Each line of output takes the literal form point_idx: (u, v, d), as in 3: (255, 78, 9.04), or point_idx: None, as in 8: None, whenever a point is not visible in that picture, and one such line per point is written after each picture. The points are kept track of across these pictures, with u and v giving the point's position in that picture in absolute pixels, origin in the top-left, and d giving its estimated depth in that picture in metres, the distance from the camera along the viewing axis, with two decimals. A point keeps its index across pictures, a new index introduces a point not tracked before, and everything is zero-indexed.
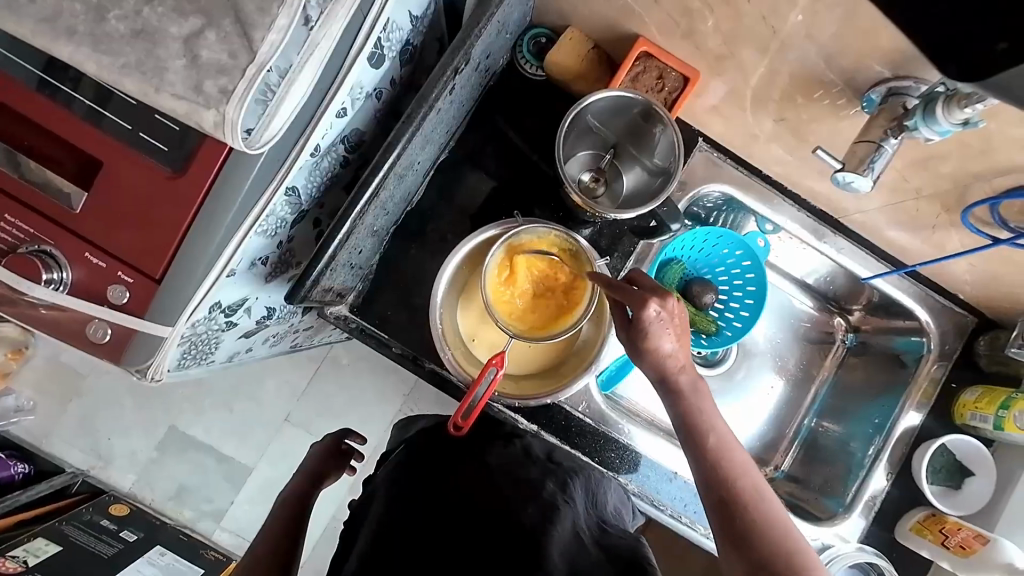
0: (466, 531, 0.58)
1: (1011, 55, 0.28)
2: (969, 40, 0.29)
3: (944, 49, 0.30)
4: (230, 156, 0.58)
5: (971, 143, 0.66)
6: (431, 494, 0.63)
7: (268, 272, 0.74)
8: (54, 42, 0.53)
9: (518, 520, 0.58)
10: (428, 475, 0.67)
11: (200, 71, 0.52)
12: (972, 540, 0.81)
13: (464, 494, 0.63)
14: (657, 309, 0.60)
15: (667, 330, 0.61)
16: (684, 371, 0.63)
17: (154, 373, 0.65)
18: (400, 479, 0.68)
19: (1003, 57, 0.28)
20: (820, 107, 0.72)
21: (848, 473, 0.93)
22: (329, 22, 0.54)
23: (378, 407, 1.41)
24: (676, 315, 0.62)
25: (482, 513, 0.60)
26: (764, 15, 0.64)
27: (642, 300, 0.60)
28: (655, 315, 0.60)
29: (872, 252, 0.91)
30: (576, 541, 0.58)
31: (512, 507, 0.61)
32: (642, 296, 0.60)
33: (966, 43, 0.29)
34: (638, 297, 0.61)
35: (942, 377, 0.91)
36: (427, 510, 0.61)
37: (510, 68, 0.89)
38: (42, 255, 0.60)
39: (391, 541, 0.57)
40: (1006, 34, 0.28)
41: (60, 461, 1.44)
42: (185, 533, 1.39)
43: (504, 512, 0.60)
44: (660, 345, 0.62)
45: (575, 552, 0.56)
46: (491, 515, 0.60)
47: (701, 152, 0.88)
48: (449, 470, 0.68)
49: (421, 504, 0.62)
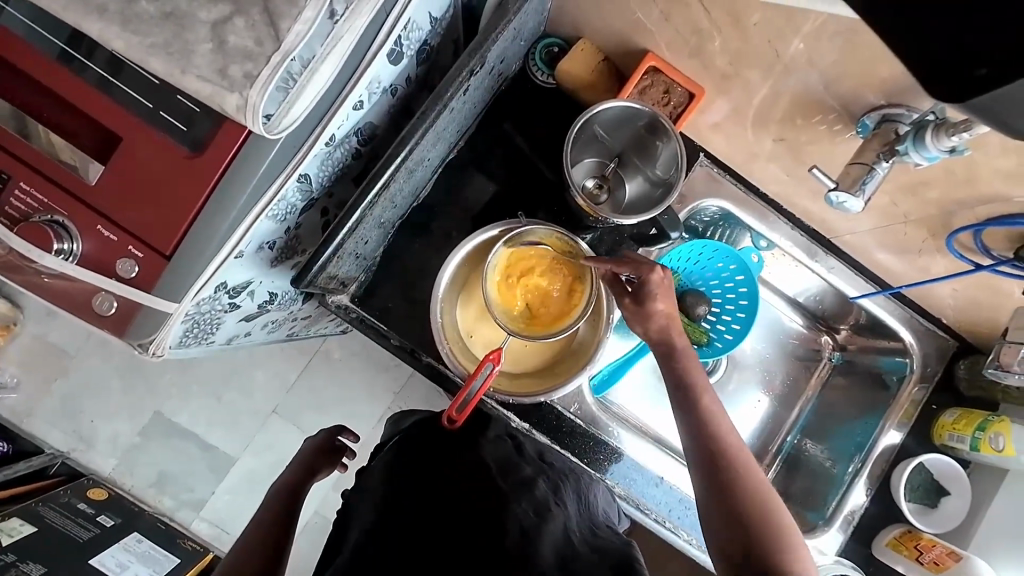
0: (462, 519, 0.59)
1: (989, 80, 0.29)
2: (958, 55, 0.29)
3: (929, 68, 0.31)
4: (248, 139, 0.60)
5: (957, 171, 0.69)
6: (427, 485, 0.65)
7: (274, 257, 0.75)
8: (84, 19, 0.55)
9: (512, 511, 0.60)
10: (425, 469, 0.68)
11: (226, 55, 0.54)
12: (945, 557, 0.84)
13: (461, 486, 0.65)
14: (660, 275, 0.70)
15: (662, 293, 0.70)
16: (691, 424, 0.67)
17: (156, 348, 0.65)
18: (395, 467, 0.70)
19: (984, 82, 0.29)
20: (818, 131, 0.75)
21: (830, 489, 0.96)
22: (354, 17, 0.56)
23: (368, 403, 1.42)
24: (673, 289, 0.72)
25: (475, 511, 0.61)
26: (769, 38, 0.67)
27: (651, 267, 0.71)
28: (658, 279, 0.70)
29: (860, 272, 0.94)
30: (567, 540, 0.59)
31: (506, 499, 0.62)
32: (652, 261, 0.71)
33: (949, 66, 0.30)
34: (644, 265, 0.71)
35: (923, 399, 0.94)
36: (422, 502, 0.62)
37: (522, 75, 0.91)
38: (54, 225, 0.61)
39: (390, 523, 0.59)
40: (988, 61, 0.29)
41: (40, 441, 1.42)
42: (164, 521, 1.38)
43: (497, 503, 0.62)
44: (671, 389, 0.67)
45: (569, 552, 0.57)
46: (484, 512, 0.60)
47: (702, 167, 0.91)
48: (447, 463, 0.69)
49: (416, 492, 0.63)
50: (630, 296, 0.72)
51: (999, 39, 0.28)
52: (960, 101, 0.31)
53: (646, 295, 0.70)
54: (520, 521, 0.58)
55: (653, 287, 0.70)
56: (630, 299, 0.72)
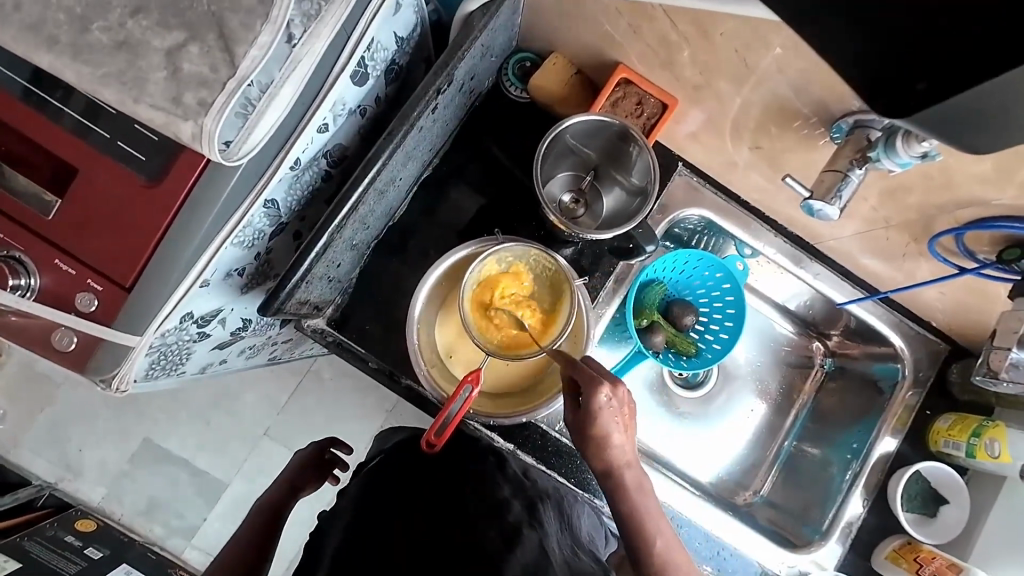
0: (427, 550, 0.60)
1: (930, 94, 0.30)
2: (897, 74, 0.30)
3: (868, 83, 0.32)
4: (208, 167, 0.58)
5: (934, 175, 0.68)
6: (391, 522, 0.64)
7: (244, 283, 0.74)
8: (34, 50, 0.54)
9: (478, 542, 0.59)
10: (392, 505, 0.67)
11: (181, 83, 0.53)
12: (946, 569, 0.81)
13: (428, 522, 0.64)
14: (606, 397, 0.63)
15: (615, 421, 0.63)
16: (630, 466, 0.63)
17: (120, 383, 0.63)
18: (364, 505, 0.69)
19: (924, 95, 0.30)
20: (795, 137, 0.74)
21: (826, 498, 0.93)
22: (312, 41, 0.55)
23: (359, 423, 1.39)
24: (625, 404, 0.64)
25: (442, 547, 0.60)
26: (736, 48, 0.66)
27: (593, 390, 0.63)
28: (604, 403, 0.62)
29: (847, 277, 0.92)
30: (540, 559, 0.58)
31: (474, 529, 0.62)
32: (595, 382, 0.63)
33: (889, 85, 0.31)
34: (590, 382, 0.63)
35: (917, 404, 0.92)
36: (385, 543, 0.61)
37: (496, 91, 0.91)
38: (10, 260, 0.60)
39: (355, 549, 0.62)
40: (925, 76, 0.29)
41: (27, 473, 1.39)
42: (154, 551, 1.35)
43: (464, 535, 0.61)
44: (609, 437, 0.62)
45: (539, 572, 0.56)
46: (451, 547, 0.60)
47: (681, 176, 0.90)
48: (415, 496, 0.69)
49: (384, 530, 0.63)
50: (576, 409, 0.65)
51: (933, 55, 0.29)
52: (901, 116, 0.32)
53: (589, 416, 0.63)
54: (485, 552, 0.58)
55: (599, 413, 0.62)
56: (574, 413, 0.65)
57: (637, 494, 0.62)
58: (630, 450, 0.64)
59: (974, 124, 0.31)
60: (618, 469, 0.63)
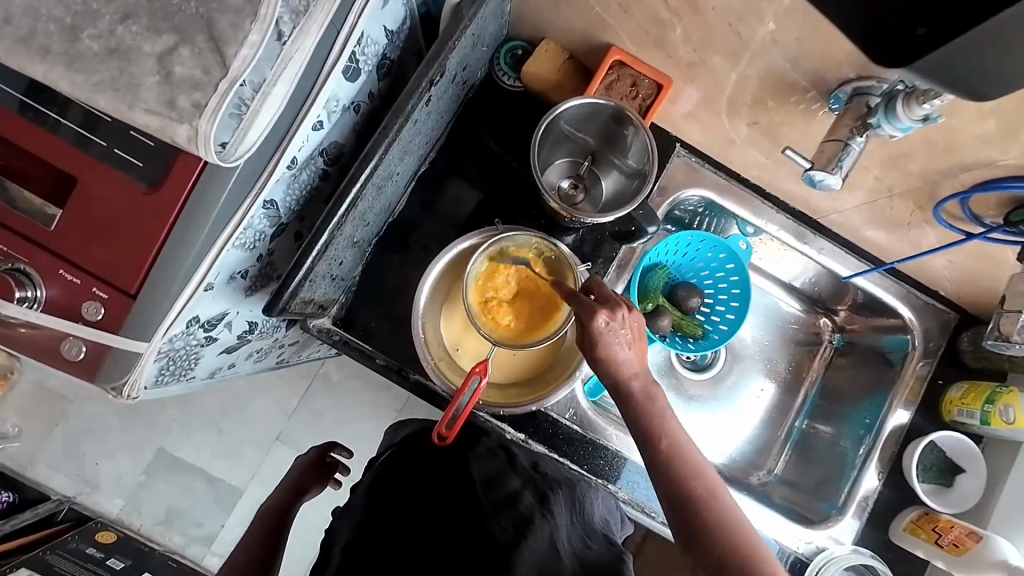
0: (439, 549, 0.60)
1: (931, 39, 0.31)
2: (895, 24, 0.32)
3: (869, 37, 0.33)
4: (205, 170, 0.59)
5: (936, 141, 0.67)
6: (401, 516, 0.64)
7: (247, 286, 0.74)
8: (28, 62, 0.54)
9: (489, 535, 0.60)
10: (402, 499, 0.67)
11: (174, 86, 0.53)
12: (965, 538, 0.81)
13: (440, 516, 0.64)
14: (605, 320, 0.60)
15: (620, 342, 0.60)
16: (637, 376, 0.60)
17: (130, 391, 0.64)
18: (375, 499, 0.70)
19: (926, 40, 0.31)
20: (794, 111, 0.73)
21: (840, 473, 0.93)
22: (302, 37, 0.55)
23: (369, 422, 1.40)
24: (629, 325, 0.61)
25: (453, 543, 0.60)
26: (729, 21, 0.65)
27: (590, 314, 0.60)
28: (604, 326, 0.60)
29: (851, 250, 0.92)
30: (552, 551, 0.58)
31: (485, 521, 0.62)
32: (589, 307, 0.60)
33: (889, 35, 0.32)
34: (585, 310, 0.61)
35: (928, 374, 0.91)
36: (397, 537, 0.61)
37: (489, 81, 0.90)
38: (17, 273, 0.60)
39: (364, 546, 0.62)
40: (925, 21, 0.31)
41: (46, 488, 1.40)
42: (174, 559, 1.36)
43: (476, 527, 0.61)
44: (616, 355, 0.60)
45: (549, 566, 0.56)
46: (463, 541, 0.60)
47: (680, 157, 0.90)
48: (426, 489, 0.69)
49: (395, 524, 0.63)
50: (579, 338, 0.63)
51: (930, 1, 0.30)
52: (903, 64, 0.33)
53: (589, 340, 0.60)
54: (495, 544, 0.58)
55: (599, 336, 0.59)
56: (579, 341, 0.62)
57: (643, 400, 0.60)
58: (637, 364, 0.61)
59: (993, 81, 0.33)
60: (623, 381, 0.60)
